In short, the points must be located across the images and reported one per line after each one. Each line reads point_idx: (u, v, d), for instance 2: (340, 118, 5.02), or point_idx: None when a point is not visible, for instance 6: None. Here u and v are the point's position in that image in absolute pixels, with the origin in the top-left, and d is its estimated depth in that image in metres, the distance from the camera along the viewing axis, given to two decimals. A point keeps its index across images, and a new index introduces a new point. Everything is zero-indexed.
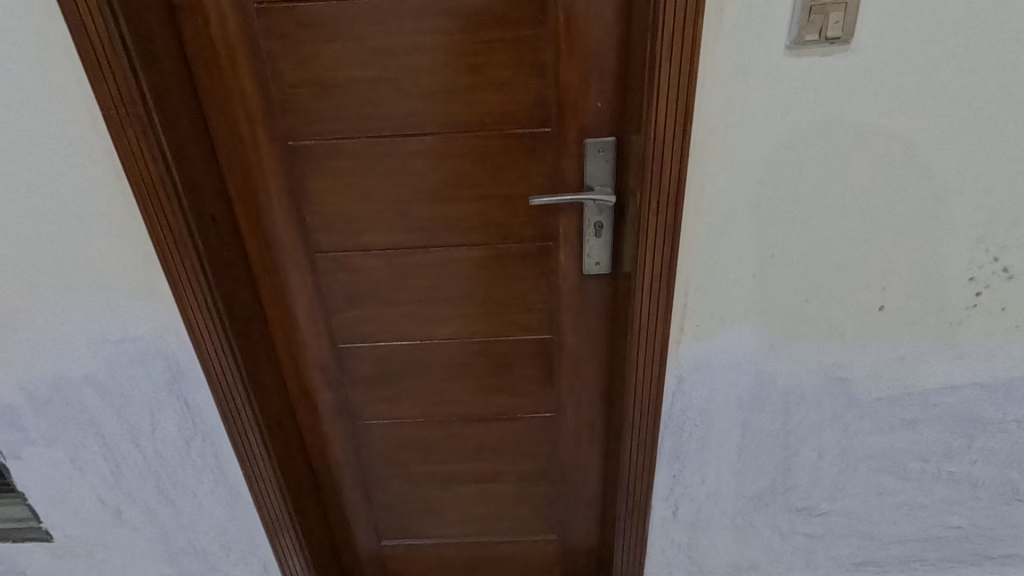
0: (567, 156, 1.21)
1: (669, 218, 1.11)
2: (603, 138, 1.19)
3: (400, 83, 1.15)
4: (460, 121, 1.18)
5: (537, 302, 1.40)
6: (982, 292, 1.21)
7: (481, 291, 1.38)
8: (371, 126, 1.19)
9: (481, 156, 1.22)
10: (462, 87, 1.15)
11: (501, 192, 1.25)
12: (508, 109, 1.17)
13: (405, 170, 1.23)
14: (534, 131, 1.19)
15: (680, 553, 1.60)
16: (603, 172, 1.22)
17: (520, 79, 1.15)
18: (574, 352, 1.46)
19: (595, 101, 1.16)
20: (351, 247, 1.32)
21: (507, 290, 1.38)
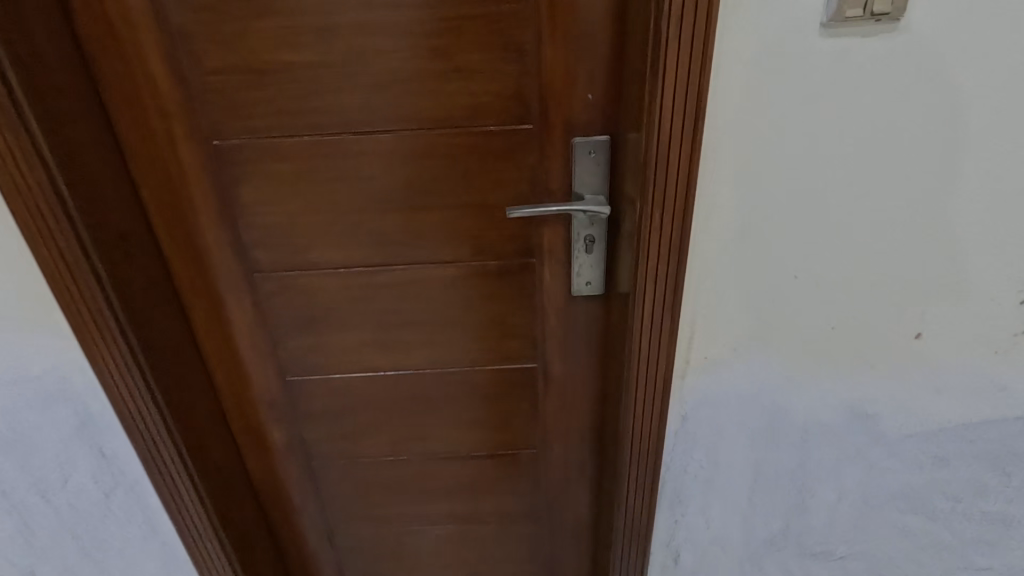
0: (552, 159, 1.02)
1: (674, 235, 0.92)
2: (594, 138, 0.99)
3: (347, 69, 0.94)
4: (423, 116, 0.98)
5: (517, 327, 1.21)
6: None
7: (453, 314, 1.18)
8: (314, 123, 0.98)
9: (449, 158, 1.02)
10: (424, 75, 0.95)
11: (474, 201, 1.06)
12: (481, 102, 0.97)
13: (357, 175, 1.03)
14: (512, 129, 0.99)
15: None
16: (594, 178, 1.02)
17: (494, 66, 0.95)
18: (562, 381, 1.28)
19: (584, 93, 0.96)
20: (297, 265, 1.12)
21: (482, 313, 1.18)
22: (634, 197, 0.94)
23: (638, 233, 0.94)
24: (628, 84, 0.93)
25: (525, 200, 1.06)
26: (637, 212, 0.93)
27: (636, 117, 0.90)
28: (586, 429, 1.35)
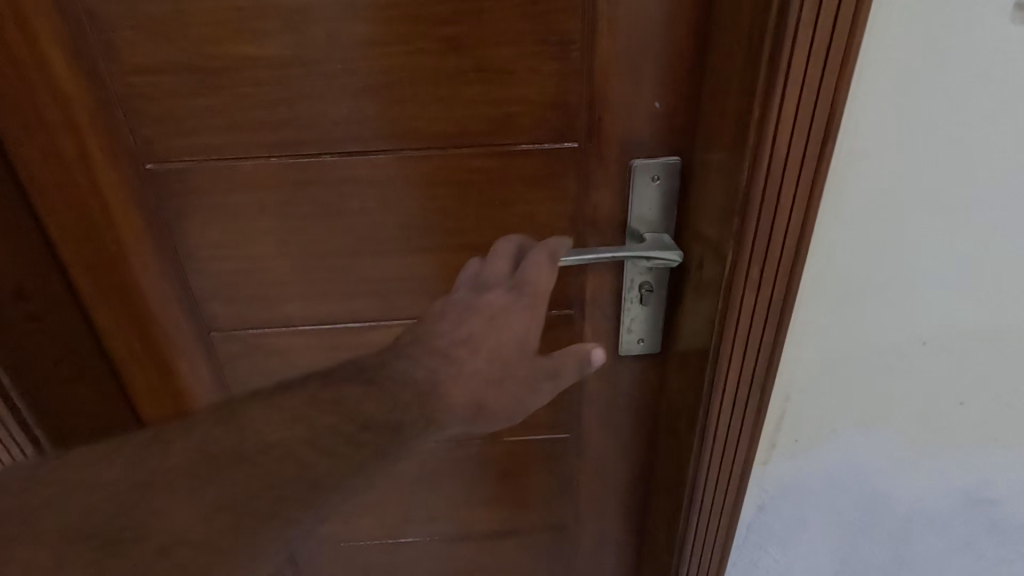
0: (600, 186, 0.77)
1: (773, 295, 0.68)
2: (658, 160, 0.75)
3: (326, 68, 0.69)
4: (431, 131, 0.73)
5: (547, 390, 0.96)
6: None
7: None
8: (281, 140, 0.72)
9: (465, 185, 0.77)
10: (433, 77, 0.70)
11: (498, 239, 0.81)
12: (509, 112, 0.72)
13: (344, 207, 0.77)
14: (550, 148, 0.75)
15: None
16: (656, 212, 0.78)
17: (528, 63, 0.69)
18: (599, 453, 1.03)
19: (648, 101, 0.72)
20: (264, 321, 0.86)
21: None
22: (716, 245, 0.69)
23: (722, 292, 0.69)
24: (711, 90, 0.67)
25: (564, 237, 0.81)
26: (721, 264, 0.68)
27: (724, 137, 0.65)
28: (628, 507, 1.10)
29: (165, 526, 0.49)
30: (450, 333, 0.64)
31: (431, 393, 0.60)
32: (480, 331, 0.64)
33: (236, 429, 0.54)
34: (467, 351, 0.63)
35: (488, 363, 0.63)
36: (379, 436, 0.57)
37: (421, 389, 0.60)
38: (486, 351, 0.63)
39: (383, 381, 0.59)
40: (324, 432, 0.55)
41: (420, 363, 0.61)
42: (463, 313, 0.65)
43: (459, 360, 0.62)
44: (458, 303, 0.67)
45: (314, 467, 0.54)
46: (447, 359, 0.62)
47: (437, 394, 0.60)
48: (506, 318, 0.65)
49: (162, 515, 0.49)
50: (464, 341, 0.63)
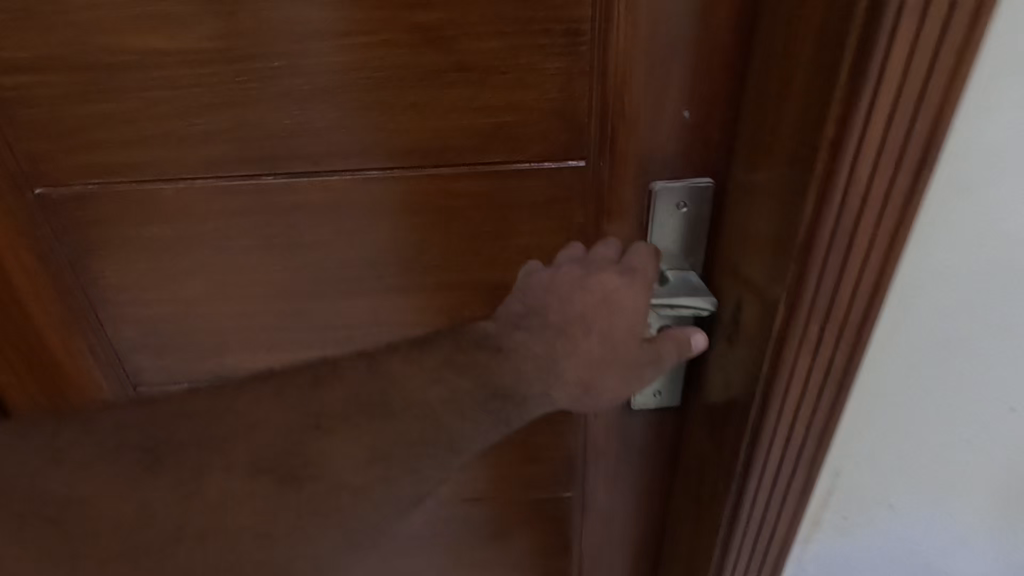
0: (614, 213, 0.62)
1: (833, 358, 0.54)
2: (686, 180, 0.60)
3: (257, 65, 0.52)
4: (399, 146, 0.57)
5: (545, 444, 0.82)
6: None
7: None
8: (204, 158, 0.56)
9: (446, 211, 0.62)
10: (399, 78, 0.54)
11: (487, 276, 0.66)
12: (500, 121, 0.57)
13: (292, 239, 0.62)
14: (550, 167, 0.60)
15: None
16: (682, 244, 0.63)
17: (521, 60, 0.54)
18: (604, 518, 0.88)
19: (677, 109, 0.56)
20: (202, 375, 0.70)
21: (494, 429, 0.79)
22: (761, 294, 0.55)
23: (769, 354, 0.55)
24: (758, 98, 0.52)
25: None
26: (769, 319, 0.54)
27: (777, 160, 0.50)
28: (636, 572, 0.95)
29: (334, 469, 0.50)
30: (563, 311, 0.53)
31: (547, 369, 0.53)
32: (595, 311, 0.54)
33: (387, 381, 0.51)
34: (580, 332, 0.53)
35: (601, 349, 0.54)
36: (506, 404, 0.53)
37: (538, 365, 0.53)
38: (600, 332, 0.53)
39: (504, 350, 0.53)
40: (458, 392, 0.52)
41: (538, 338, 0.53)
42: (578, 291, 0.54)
43: (575, 340, 0.53)
44: (568, 281, 0.54)
45: (453, 424, 0.52)
46: (560, 339, 0.53)
47: (552, 372, 0.53)
48: (622, 302, 0.54)
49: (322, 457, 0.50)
50: (575, 321, 0.53)
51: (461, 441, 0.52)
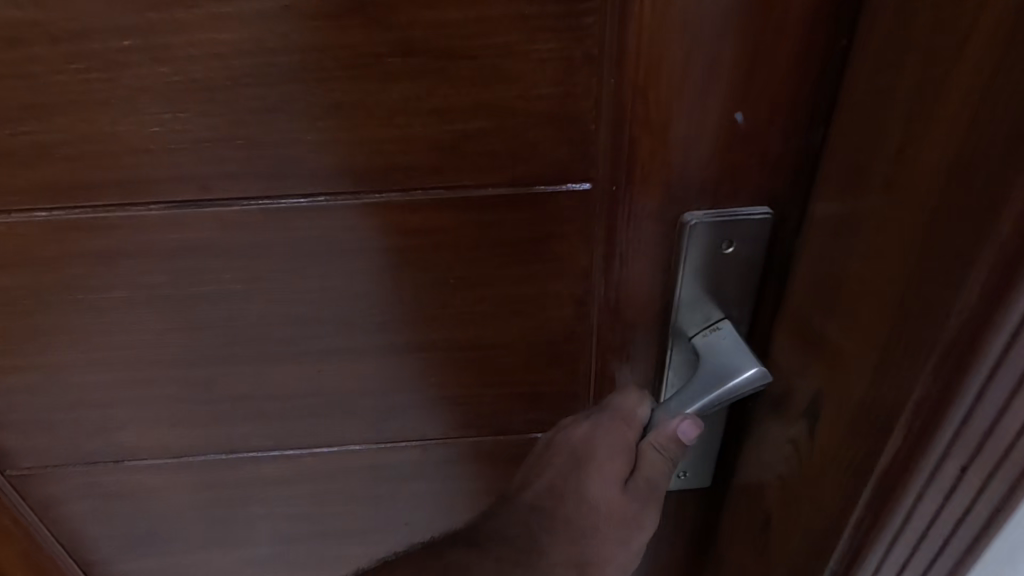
0: (630, 257, 0.45)
1: (970, 514, 0.36)
2: (734, 212, 0.42)
3: (98, 47, 0.35)
4: (325, 165, 0.40)
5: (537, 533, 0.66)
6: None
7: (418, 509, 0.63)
8: (44, 185, 0.39)
9: (399, 251, 0.45)
10: (316, 66, 0.36)
11: (459, 335, 0.50)
12: (468, 130, 0.39)
13: (190, 292, 0.46)
14: (542, 193, 0.42)
15: None
16: (723, 297, 0.46)
17: (499, 38, 0.36)
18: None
19: (728, 113, 0.38)
20: (95, 455, 0.55)
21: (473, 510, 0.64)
22: (856, 406, 0.37)
23: (869, 493, 0.37)
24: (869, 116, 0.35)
25: (565, 332, 0.50)
26: (871, 445, 0.36)
27: (906, 208, 0.32)
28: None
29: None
30: (558, 505, 0.48)
31: (531, 556, 0.48)
32: (570, 478, 0.48)
33: None
34: (559, 502, 0.48)
35: (587, 516, 0.48)
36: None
37: (518, 550, 0.48)
38: (578, 502, 0.48)
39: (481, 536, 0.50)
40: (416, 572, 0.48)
41: (568, 542, 0.48)
42: (601, 484, 0.47)
43: (576, 528, 0.48)
44: (558, 470, 0.48)
45: None
46: (557, 529, 0.48)
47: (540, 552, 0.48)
48: (592, 459, 0.47)
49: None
50: (551, 496, 0.49)
51: None
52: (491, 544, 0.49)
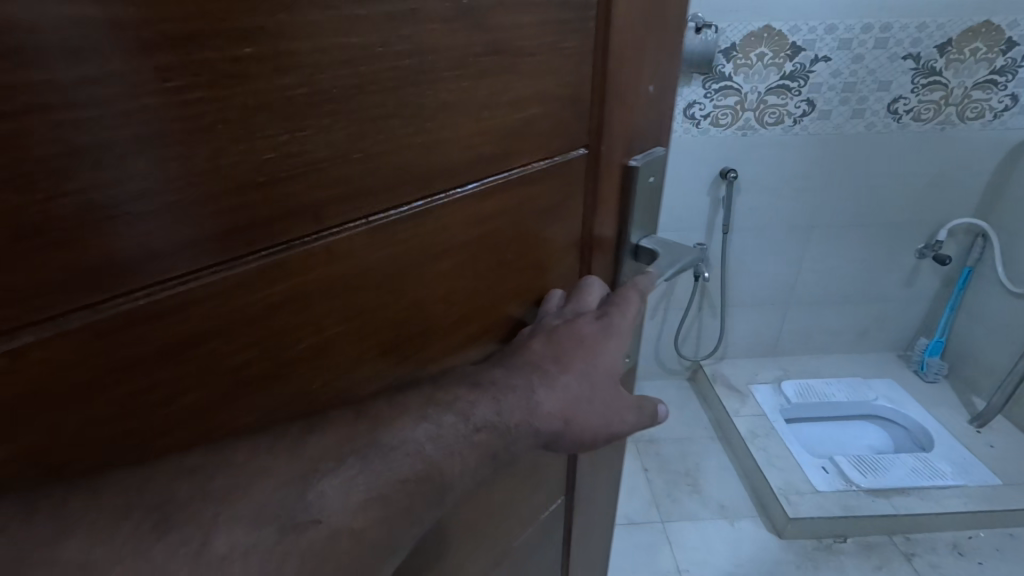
0: (603, 208, 0.53)
1: None
2: (651, 152, 0.55)
3: (204, 54, 0.26)
4: (432, 167, 0.37)
5: (544, 494, 0.68)
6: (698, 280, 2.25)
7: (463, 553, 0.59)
8: (87, 267, 0.26)
9: (472, 252, 0.44)
10: (433, 68, 0.34)
11: (507, 314, 0.50)
12: (524, 118, 0.41)
13: (284, 360, 0.36)
14: (558, 163, 0.46)
15: (790, 563, 1.78)
16: (650, 208, 0.58)
17: (548, 38, 0.40)
18: (586, 527, 0.81)
19: (646, 84, 0.50)
20: None
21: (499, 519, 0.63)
22: None
23: None
24: None
25: (573, 275, 0.55)
26: None
27: None
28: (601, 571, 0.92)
29: (331, 512, 0.34)
30: (553, 366, 0.46)
31: (524, 403, 0.43)
32: (574, 350, 0.47)
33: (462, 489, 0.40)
34: (553, 365, 0.46)
35: (578, 381, 0.46)
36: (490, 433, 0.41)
37: (517, 400, 0.43)
38: (578, 369, 0.47)
39: (482, 378, 0.43)
40: (448, 435, 0.39)
41: (557, 411, 0.45)
42: (603, 365, 0.48)
43: (565, 396, 0.45)
44: (565, 343, 0.47)
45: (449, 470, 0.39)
46: (548, 389, 0.44)
47: (534, 404, 0.43)
48: (602, 343, 0.49)
49: (321, 502, 0.34)
50: (551, 357, 0.46)
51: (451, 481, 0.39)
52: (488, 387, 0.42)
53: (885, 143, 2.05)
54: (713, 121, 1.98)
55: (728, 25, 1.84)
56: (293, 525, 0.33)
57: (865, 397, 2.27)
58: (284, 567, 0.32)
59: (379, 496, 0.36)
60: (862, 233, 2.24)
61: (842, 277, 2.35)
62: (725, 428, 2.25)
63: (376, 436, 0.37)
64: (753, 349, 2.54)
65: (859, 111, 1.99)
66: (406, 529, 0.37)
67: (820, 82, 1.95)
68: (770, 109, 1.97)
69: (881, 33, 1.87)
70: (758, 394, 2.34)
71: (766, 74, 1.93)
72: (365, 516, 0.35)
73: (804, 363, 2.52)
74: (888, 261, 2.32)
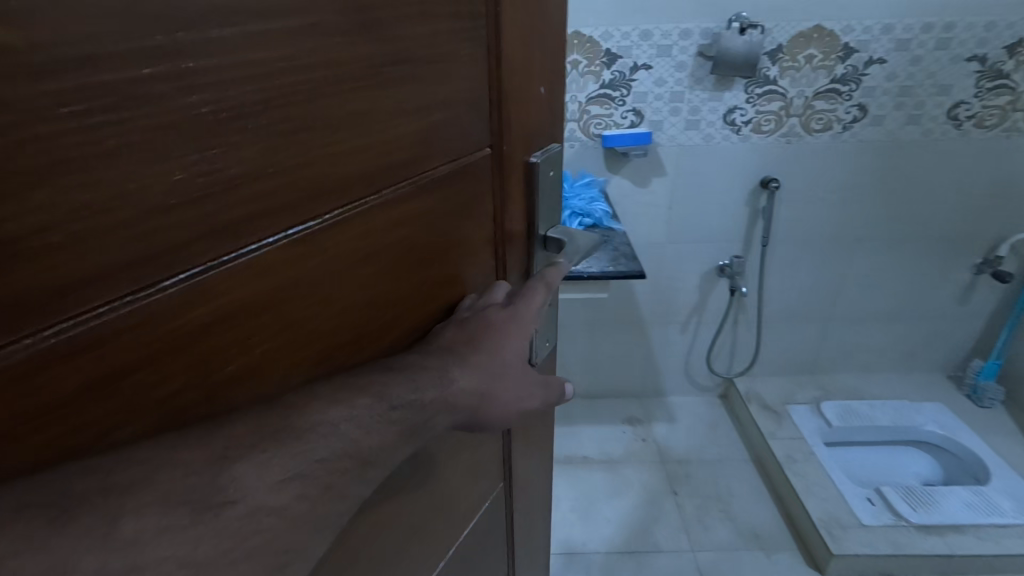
0: (513, 199, 0.60)
1: None
2: (547, 147, 0.63)
3: (105, 77, 0.27)
4: (345, 176, 0.40)
5: (488, 486, 0.71)
6: (733, 293, 2.17)
7: (414, 557, 0.59)
8: (7, 303, 0.27)
9: (390, 254, 0.47)
10: (336, 80, 0.36)
11: (428, 311, 0.53)
12: (432, 123, 0.45)
13: (212, 377, 0.37)
14: (467, 163, 0.51)
15: None
16: (553, 203, 0.67)
17: (446, 47, 0.45)
18: (528, 515, 0.85)
19: (538, 85, 0.58)
20: None
21: (448, 516, 0.64)
22: None
23: None
24: None
25: (489, 269, 0.60)
26: None
27: None
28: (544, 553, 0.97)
29: (247, 492, 0.35)
30: (463, 347, 0.51)
31: (441, 377, 0.48)
32: (482, 334, 0.53)
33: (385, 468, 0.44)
34: (465, 344, 0.52)
35: (487, 357, 0.52)
36: (408, 411, 0.44)
37: (433, 375, 0.47)
38: (485, 348, 0.52)
39: (400, 362, 0.46)
40: (369, 421, 0.41)
41: (469, 384, 0.50)
42: (509, 343, 0.54)
43: (476, 369, 0.51)
44: (471, 329, 0.53)
45: (373, 448, 0.42)
46: (459, 365, 0.50)
47: (449, 379, 0.48)
48: (507, 329, 0.55)
49: (236, 482, 0.34)
50: (462, 339, 0.52)
51: (373, 456, 0.42)
52: (405, 369, 0.46)
53: (941, 152, 1.92)
54: (754, 128, 1.89)
55: (776, 26, 1.75)
56: (205, 508, 0.33)
57: (912, 422, 2.12)
58: (197, 550, 0.32)
59: (301, 473, 0.37)
60: (911, 248, 2.11)
61: (889, 294, 2.21)
62: (760, 451, 2.16)
63: (288, 422, 0.37)
64: (790, 367, 2.43)
65: (915, 117, 1.88)
66: (327, 506, 0.39)
67: (873, 86, 1.83)
68: (817, 115, 1.87)
69: (942, 33, 1.75)
70: (795, 415, 2.23)
71: (814, 78, 1.82)
72: (285, 492, 0.36)
73: (847, 384, 2.38)
74: (941, 280, 2.17)
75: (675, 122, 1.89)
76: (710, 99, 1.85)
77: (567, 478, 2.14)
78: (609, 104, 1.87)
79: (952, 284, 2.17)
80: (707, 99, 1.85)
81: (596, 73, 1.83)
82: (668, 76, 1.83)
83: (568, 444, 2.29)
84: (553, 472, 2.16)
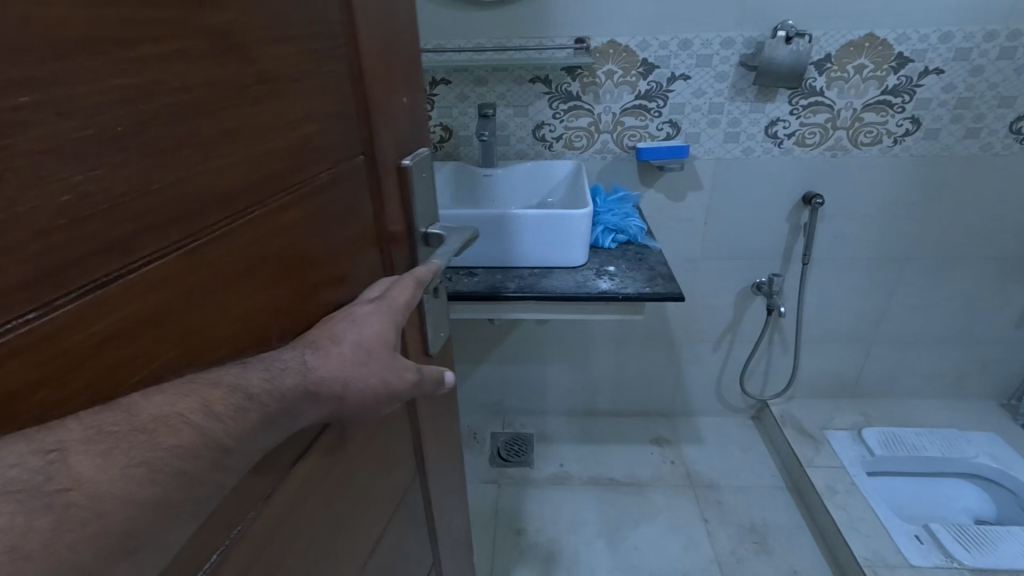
0: (388, 199, 0.65)
1: None
2: (416, 152, 0.70)
3: None
4: (227, 187, 0.42)
5: (401, 469, 0.75)
6: (771, 312, 2.05)
7: (330, 544, 0.60)
8: None
9: (278, 256, 0.49)
10: (208, 100, 0.39)
11: (317, 309, 0.56)
12: (303, 136, 0.50)
13: (106, 388, 0.35)
14: (342, 169, 0.56)
15: None
16: (427, 202, 0.73)
17: (311, 64, 0.49)
18: (441, 490, 0.90)
19: (400, 95, 0.65)
20: None
21: (362, 501, 0.66)
22: None
23: None
24: None
25: (369, 266, 0.64)
26: None
27: None
28: (459, 524, 1.03)
29: (92, 483, 0.32)
30: (325, 343, 0.52)
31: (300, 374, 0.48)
32: (343, 327, 0.55)
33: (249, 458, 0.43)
34: (327, 338, 0.53)
35: (352, 349, 0.54)
36: (266, 406, 0.44)
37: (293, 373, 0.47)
38: (350, 341, 0.54)
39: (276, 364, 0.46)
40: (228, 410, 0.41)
41: (333, 376, 0.50)
42: (374, 334, 0.57)
43: (341, 362, 0.52)
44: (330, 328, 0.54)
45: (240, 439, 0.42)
46: (318, 361, 0.50)
47: (310, 373, 0.49)
48: (370, 321, 0.57)
49: (78, 472, 0.32)
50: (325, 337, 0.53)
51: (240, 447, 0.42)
52: (272, 364, 0.46)
53: (1002, 167, 1.77)
54: (798, 141, 1.79)
55: (824, 33, 1.62)
56: (38, 499, 0.30)
57: (963, 453, 1.94)
58: (28, 537, 0.29)
59: (154, 462, 0.36)
60: (963, 268, 1.94)
61: (939, 316, 2.04)
62: (798, 479, 2.03)
63: (143, 409, 0.36)
64: (828, 390, 2.28)
65: (974, 130, 1.73)
66: (188, 496, 0.38)
67: (929, 97, 1.69)
68: (866, 128, 1.75)
69: (1008, 42, 1.60)
70: (836, 442, 2.08)
71: (864, 89, 1.69)
72: (135, 484, 0.34)
73: (889, 410, 2.21)
74: (995, 304, 2.00)
75: (713, 135, 1.81)
76: (751, 111, 1.76)
77: (589, 499, 2.07)
78: (645, 116, 1.79)
79: (1007, 308, 2.00)
80: (747, 110, 1.76)
81: (632, 83, 1.74)
82: (706, 87, 1.74)
83: (590, 465, 2.23)
84: (575, 492, 2.10)
